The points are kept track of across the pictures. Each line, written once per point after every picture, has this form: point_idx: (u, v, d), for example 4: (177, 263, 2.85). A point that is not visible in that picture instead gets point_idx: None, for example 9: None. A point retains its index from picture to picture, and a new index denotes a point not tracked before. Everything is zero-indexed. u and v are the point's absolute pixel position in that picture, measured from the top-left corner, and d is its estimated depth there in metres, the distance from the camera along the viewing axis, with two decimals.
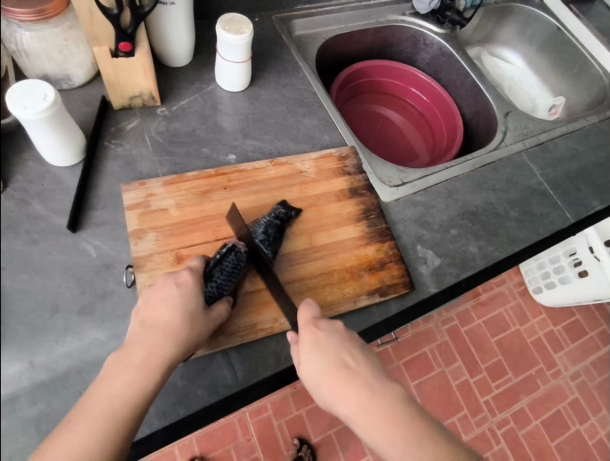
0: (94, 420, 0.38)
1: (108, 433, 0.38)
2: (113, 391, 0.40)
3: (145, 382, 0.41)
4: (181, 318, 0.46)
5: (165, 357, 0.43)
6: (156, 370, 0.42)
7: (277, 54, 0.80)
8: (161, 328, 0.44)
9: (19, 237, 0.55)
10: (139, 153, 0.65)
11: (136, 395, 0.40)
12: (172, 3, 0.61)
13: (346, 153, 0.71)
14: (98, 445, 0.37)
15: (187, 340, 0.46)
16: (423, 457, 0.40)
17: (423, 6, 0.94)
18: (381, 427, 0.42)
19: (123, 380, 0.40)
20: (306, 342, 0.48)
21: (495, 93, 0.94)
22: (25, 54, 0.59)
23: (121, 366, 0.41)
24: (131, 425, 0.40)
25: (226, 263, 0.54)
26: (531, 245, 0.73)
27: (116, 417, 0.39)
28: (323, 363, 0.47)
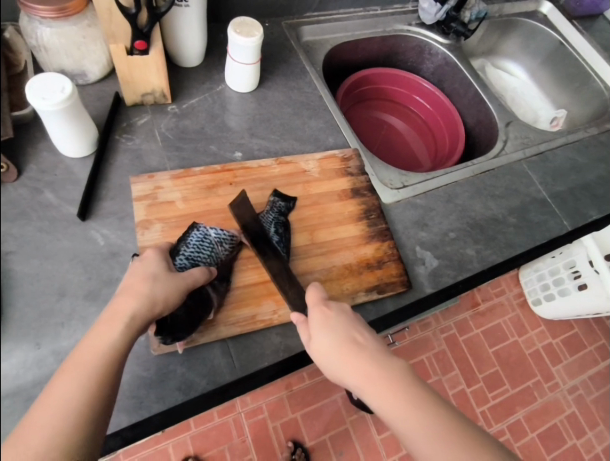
0: (67, 373, 0.39)
1: (83, 382, 0.39)
2: (83, 347, 0.41)
3: (112, 334, 0.42)
4: (143, 278, 0.47)
5: (129, 311, 0.44)
6: (119, 321, 0.43)
7: (285, 58, 0.83)
8: (126, 290, 0.46)
9: (30, 223, 0.58)
10: (148, 148, 0.67)
11: (106, 346, 0.41)
12: (187, 5, 0.64)
13: (349, 155, 0.73)
14: (79, 395, 0.38)
15: (153, 295, 0.46)
16: (425, 417, 0.42)
17: (429, 16, 0.97)
18: (388, 391, 0.44)
19: (93, 337, 0.42)
20: (317, 321, 0.50)
21: (497, 103, 0.96)
22: (44, 50, 0.62)
23: (107, 323, 0.43)
24: (107, 373, 0.40)
25: (191, 239, 0.57)
26: (528, 251, 0.75)
27: (90, 366, 0.40)
28: (333, 338, 0.48)
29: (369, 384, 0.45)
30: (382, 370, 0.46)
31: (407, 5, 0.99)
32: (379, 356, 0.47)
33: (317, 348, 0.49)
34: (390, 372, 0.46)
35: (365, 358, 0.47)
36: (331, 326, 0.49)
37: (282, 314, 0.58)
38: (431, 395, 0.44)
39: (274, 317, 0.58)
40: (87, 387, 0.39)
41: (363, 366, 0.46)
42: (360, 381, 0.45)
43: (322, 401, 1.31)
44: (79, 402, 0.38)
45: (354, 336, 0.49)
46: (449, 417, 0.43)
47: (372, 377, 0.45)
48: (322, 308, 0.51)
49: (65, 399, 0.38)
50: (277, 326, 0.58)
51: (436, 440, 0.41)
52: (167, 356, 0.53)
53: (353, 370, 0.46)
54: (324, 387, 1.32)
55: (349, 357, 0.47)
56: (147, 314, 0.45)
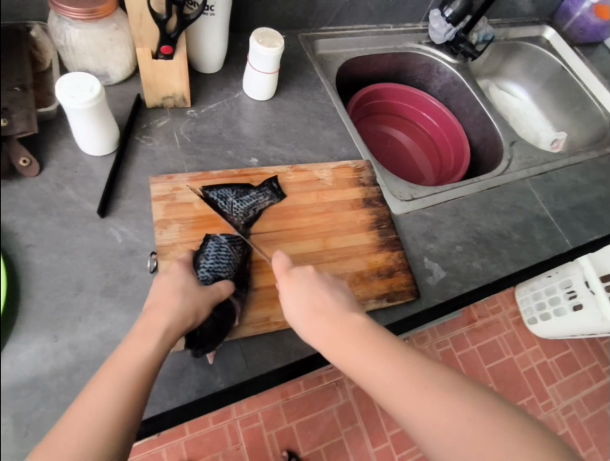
0: (102, 383, 0.39)
1: (118, 393, 0.39)
2: (118, 358, 0.41)
3: (147, 347, 0.43)
4: (172, 293, 0.49)
5: (162, 326, 0.45)
6: (156, 335, 0.44)
7: (301, 70, 0.85)
8: (156, 305, 0.48)
9: (50, 218, 0.58)
10: (166, 150, 0.68)
11: (140, 359, 0.42)
12: (212, 14, 0.66)
13: (362, 165, 0.75)
14: (115, 405, 0.38)
15: (183, 309, 0.48)
16: (379, 370, 0.45)
17: (439, 36, 1.00)
18: (345, 351, 0.47)
19: (128, 348, 0.43)
20: (282, 288, 0.53)
21: (502, 122, 0.99)
22: (71, 50, 0.63)
23: (143, 335, 0.44)
24: (141, 387, 0.41)
25: (207, 250, 0.58)
26: (531, 267, 0.76)
27: (127, 377, 0.40)
28: (296, 304, 0.52)
29: (330, 345, 0.48)
30: (343, 330, 0.48)
31: (419, 25, 1.03)
32: (340, 317, 0.50)
33: (288, 316, 0.52)
34: (347, 331, 0.48)
35: (327, 321, 0.49)
36: (296, 296, 0.52)
37: None
38: (388, 349, 0.46)
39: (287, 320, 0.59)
40: (121, 399, 0.39)
41: (326, 328, 0.49)
42: (323, 343, 0.49)
43: (318, 410, 1.30)
44: (111, 416, 0.38)
45: (318, 301, 0.51)
46: (405, 363, 0.45)
47: (331, 338, 0.48)
48: (287, 278, 0.54)
49: (98, 409, 0.37)
50: (290, 330, 0.59)
51: (393, 386, 0.44)
52: (181, 355, 0.54)
53: (316, 334, 0.49)
54: (320, 397, 1.32)
55: (313, 323, 0.50)
56: (178, 328, 0.46)
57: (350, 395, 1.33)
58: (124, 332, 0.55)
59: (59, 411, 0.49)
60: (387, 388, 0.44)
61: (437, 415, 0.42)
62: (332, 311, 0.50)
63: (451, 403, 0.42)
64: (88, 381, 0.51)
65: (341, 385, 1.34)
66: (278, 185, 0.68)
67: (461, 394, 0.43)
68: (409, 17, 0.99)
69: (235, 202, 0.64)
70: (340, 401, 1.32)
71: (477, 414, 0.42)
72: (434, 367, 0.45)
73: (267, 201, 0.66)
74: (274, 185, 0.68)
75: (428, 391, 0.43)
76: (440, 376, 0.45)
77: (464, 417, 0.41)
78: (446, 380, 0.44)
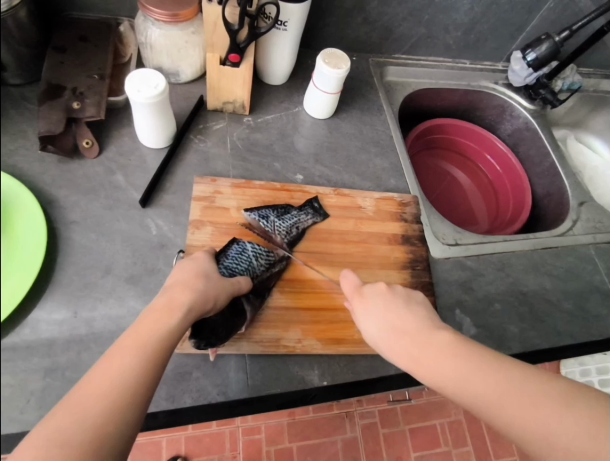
0: (126, 348, 0.37)
1: (141, 357, 0.37)
2: (141, 326, 0.39)
3: (172, 319, 0.41)
4: (195, 277, 0.48)
5: (186, 303, 0.44)
6: (179, 309, 0.43)
7: (365, 93, 0.84)
8: (179, 284, 0.46)
9: (98, 199, 0.62)
10: (217, 153, 0.70)
11: (162, 326, 0.40)
12: (285, 30, 0.68)
13: (408, 200, 0.71)
14: (134, 368, 0.36)
15: (206, 292, 0.47)
16: (477, 385, 0.40)
17: (518, 79, 0.94)
18: (436, 366, 0.43)
19: (152, 316, 0.41)
20: (358, 306, 0.52)
21: (573, 178, 0.91)
22: (150, 47, 0.67)
23: (167, 305, 0.43)
24: (161, 355, 0.38)
25: (231, 251, 0.58)
26: (578, 344, 0.68)
27: (150, 343, 0.38)
28: (378, 319, 0.50)
29: (417, 361, 0.44)
30: (426, 346, 0.45)
31: (498, 64, 0.98)
32: (422, 331, 0.47)
33: (369, 336, 0.50)
34: (432, 345, 0.45)
35: (410, 338, 0.46)
36: (372, 312, 0.50)
37: (306, 344, 0.57)
38: (482, 363, 0.42)
39: (297, 345, 0.57)
40: (144, 364, 0.36)
41: (408, 344, 0.46)
42: (410, 362, 0.45)
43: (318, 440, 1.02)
44: (132, 378, 0.35)
45: (396, 319, 0.49)
46: (507, 374, 0.41)
47: (420, 353, 0.45)
48: (361, 298, 0.53)
49: (116, 371, 0.35)
50: (297, 355, 0.57)
51: (497, 401, 0.39)
52: (186, 357, 0.54)
53: (404, 349, 0.46)
54: None
55: (396, 340, 0.47)
56: (199, 306, 0.45)
57: None
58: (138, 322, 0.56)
59: (63, 385, 0.50)
60: (491, 404, 0.39)
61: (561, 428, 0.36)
62: (414, 327, 0.48)
63: (569, 414, 0.37)
64: (95, 362, 0.52)
65: (351, 417, 1.06)
66: (319, 205, 0.67)
67: (577, 405, 0.38)
68: (489, 55, 0.95)
69: (278, 221, 0.63)
70: (345, 434, 1.04)
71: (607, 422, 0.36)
72: (539, 380, 0.40)
73: (311, 223, 0.65)
74: (315, 204, 0.67)
75: (537, 406, 0.38)
76: (548, 387, 0.39)
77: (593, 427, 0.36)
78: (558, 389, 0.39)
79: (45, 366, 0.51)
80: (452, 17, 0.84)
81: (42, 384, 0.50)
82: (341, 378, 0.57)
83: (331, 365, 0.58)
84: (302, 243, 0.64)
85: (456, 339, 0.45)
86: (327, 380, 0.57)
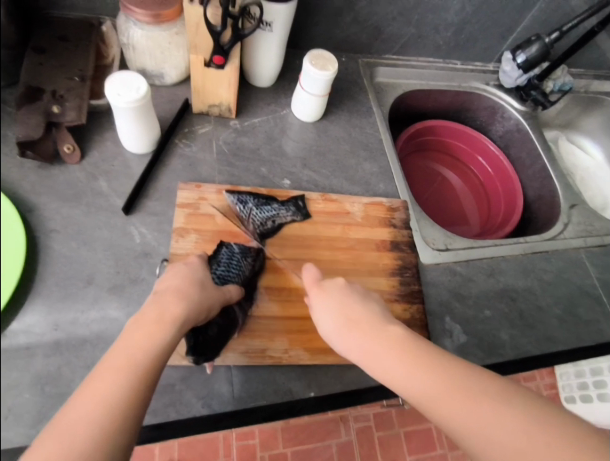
0: (115, 369, 0.36)
1: (130, 380, 0.36)
2: (130, 343, 0.39)
3: (163, 334, 0.41)
4: (188, 284, 0.47)
5: (179, 315, 0.43)
6: (171, 322, 0.42)
7: (354, 96, 0.83)
8: (172, 292, 0.45)
9: (79, 207, 0.61)
10: (202, 158, 0.68)
11: (153, 343, 0.40)
12: (270, 31, 0.66)
13: (397, 205, 0.70)
14: (123, 388, 0.36)
15: (200, 301, 0.46)
16: (417, 379, 0.42)
17: (509, 80, 0.93)
18: (384, 361, 0.45)
19: (141, 332, 0.40)
20: (316, 299, 0.53)
21: (564, 181, 0.91)
22: (132, 48, 0.65)
23: (158, 318, 0.42)
24: (150, 373, 0.38)
25: (220, 257, 0.58)
26: (568, 350, 0.68)
27: (139, 361, 0.38)
28: (334, 314, 0.51)
29: (368, 355, 0.46)
30: (379, 340, 0.47)
31: (489, 65, 0.97)
32: (373, 327, 0.49)
33: (323, 328, 0.51)
34: (382, 340, 0.47)
35: (364, 332, 0.48)
36: (329, 305, 0.51)
37: (293, 354, 0.56)
38: (425, 358, 0.44)
39: (283, 356, 0.56)
40: (133, 388, 0.36)
41: (363, 337, 0.48)
42: (361, 355, 0.47)
43: (314, 444, 1.14)
44: (120, 398, 0.35)
45: (351, 312, 0.50)
46: (449, 369, 0.43)
47: (371, 347, 0.47)
48: (319, 290, 0.53)
49: (105, 391, 0.35)
50: (284, 366, 0.56)
51: (434, 395, 0.41)
52: (170, 369, 0.53)
53: (355, 343, 0.48)
54: None
55: (349, 334, 0.49)
56: (192, 318, 0.45)
57: (352, 434, 1.18)
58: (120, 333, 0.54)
59: (42, 400, 0.49)
60: (431, 396, 0.41)
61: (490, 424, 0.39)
62: (367, 322, 0.49)
63: (500, 408, 0.39)
64: (75, 375, 0.51)
65: (346, 422, 1.18)
66: (304, 203, 0.66)
67: (504, 400, 0.40)
68: (480, 55, 0.94)
69: (255, 209, 0.64)
70: (340, 438, 1.15)
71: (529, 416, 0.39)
72: (472, 376, 0.42)
73: (291, 218, 0.65)
74: (299, 203, 0.66)
75: (468, 400, 0.40)
76: (482, 382, 0.42)
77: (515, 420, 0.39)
78: (493, 385, 0.41)
79: None
80: (442, 17, 0.83)
81: None
82: (328, 389, 0.56)
83: (318, 376, 0.57)
84: (288, 250, 0.63)
85: (404, 336, 0.47)
86: (314, 391, 0.56)
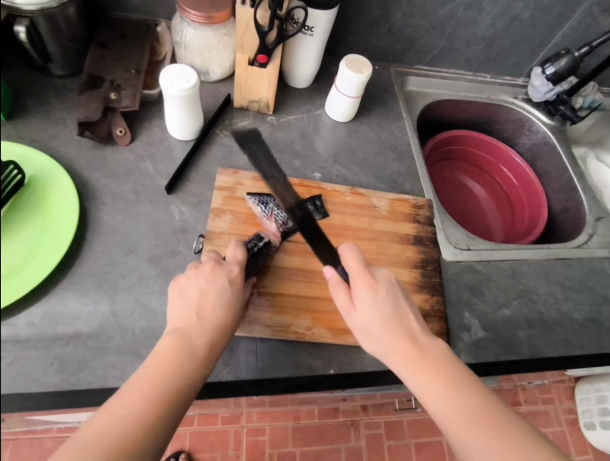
0: (163, 399, 0.41)
1: (161, 408, 0.40)
2: (177, 376, 0.43)
3: (189, 364, 0.44)
4: (230, 317, 0.49)
5: (207, 345, 0.46)
6: (199, 354, 0.45)
7: (385, 100, 0.87)
8: (216, 324, 0.48)
9: (126, 184, 0.66)
10: (240, 148, 0.73)
11: (179, 373, 0.43)
12: (311, 35, 0.71)
13: (422, 203, 0.73)
14: (148, 413, 0.39)
15: (226, 326, 0.49)
16: (454, 401, 0.45)
17: (538, 94, 0.95)
18: (423, 374, 0.47)
19: (171, 359, 0.43)
20: (365, 293, 0.51)
21: (590, 194, 0.91)
22: (184, 46, 0.72)
23: (188, 347, 0.45)
24: (175, 401, 0.41)
25: (260, 256, 0.60)
26: (588, 356, 0.68)
27: (165, 388, 0.41)
28: (383, 315, 0.50)
29: (408, 364, 0.48)
30: (421, 351, 0.48)
31: (518, 80, 0.99)
32: (418, 339, 0.50)
33: (363, 323, 0.50)
34: (424, 354, 0.48)
35: (408, 339, 0.49)
36: (378, 303, 0.51)
37: (315, 331, 0.59)
38: (462, 382, 0.46)
39: (306, 332, 0.58)
40: (173, 419, 0.41)
41: (404, 346, 0.49)
42: (401, 361, 0.48)
43: (325, 446, 1.20)
44: (145, 422, 0.39)
45: (400, 316, 0.51)
46: (484, 396, 0.45)
47: (412, 358, 0.48)
48: (370, 282, 0.52)
49: (132, 412, 0.39)
50: (306, 342, 0.59)
51: (465, 421, 0.43)
52: None
53: (397, 350, 0.49)
54: (330, 432, 1.22)
55: (394, 338, 0.49)
56: (219, 347, 0.47)
57: (362, 440, 1.22)
58: (156, 299, 0.58)
59: (83, 352, 0.53)
60: (459, 419, 0.44)
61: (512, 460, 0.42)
62: (411, 332, 0.50)
63: (515, 443, 0.42)
64: (113, 333, 0.55)
65: (356, 426, 1.23)
66: (322, 203, 0.69)
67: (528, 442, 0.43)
68: (509, 70, 0.97)
69: (276, 209, 0.64)
70: (350, 443, 1.21)
71: None
72: (504, 412, 0.45)
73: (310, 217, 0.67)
74: (318, 203, 0.68)
75: (498, 433, 0.43)
76: (511, 421, 0.44)
77: None
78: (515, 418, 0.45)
79: (67, 333, 0.54)
80: (474, 31, 0.87)
81: (65, 350, 0.53)
82: (347, 368, 0.58)
83: (339, 356, 0.59)
84: None
85: (444, 355, 0.49)
86: (333, 369, 0.58)
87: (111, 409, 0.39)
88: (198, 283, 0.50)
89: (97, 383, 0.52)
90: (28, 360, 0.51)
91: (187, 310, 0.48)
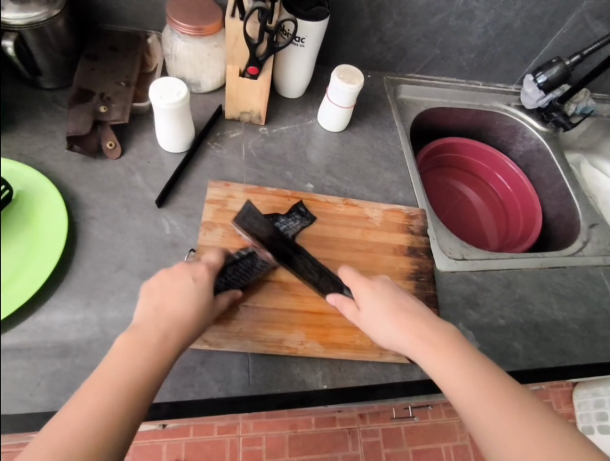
0: (113, 397, 0.39)
1: (116, 403, 0.39)
2: (131, 369, 0.41)
3: (142, 358, 0.42)
4: (192, 312, 0.48)
5: (161, 336, 0.44)
6: (153, 347, 0.43)
7: (378, 109, 0.87)
8: (174, 318, 0.46)
9: (116, 198, 0.65)
10: (232, 159, 0.73)
11: (133, 367, 0.41)
12: (302, 46, 0.71)
13: (415, 213, 0.73)
14: (101, 409, 0.38)
15: (184, 319, 0.47)
16: (468, 376, 0.46)
17: (531, 101, 0.95)
18: (433, 354, 0.48)
19: (123, 354, 0.42)
20: (365, 291, 0.54)
21: (584, 200, 0.91)
22: (174, 58, 0.72)
23: (140, 341, 0.43)
24: (131, 394, 0.40)
25: (241, 264, 0.60)
26: (584, 366, 0.67)
27: (118, 383, 0.40)
28: (384, 306, 0.53)
29: (419, 345, 0.49)
30: (430, 336, 0.50)
31: (511, 87, 0.99)
32: (424, 322, 0.51)
33: (368, 318, 0.53)
34: (435, 335, 0.50)
35: (415, 323, 0.51)
36: (379, 297, 0.54)
37: (308, 346, 0.58)
38: (471, 359, 0.47)
39: (299, 347, 0.58)
40: (132, 411, 0.39)
41: (412, 327, 0.51)
42: (411, 344, 0.50)
43: (322, 454, 1.19)
44: (99, 418, 0.37)
45: (402, 305, 0.53)
46: (495, 374, 0.46)
47: (421, 338, 0.50)
48: (369, 281, 0.56)
49: (83, 410, 0.37)
50: (299, 357, 0.58)
51: (478, 396, 0.44)
52: (191, 352, 0.56)
53: (405, 332, 0.50)
54: (328, 440, 1.20)
55: (400, 322, 0.51)
56: (179, 339, 0.45)
57: (359, 448, 1.21)
58: None
59: (71, 372, 0.52)
60: (471, 392, 0.44)
61: (528, 440, 0.41)
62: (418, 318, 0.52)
63: (527, 413, 0.43)
64: (102, 351, 0.54)
65: (353, 434, 1.22)
66: (305, 209, 0.68)
67: (532, 410, 0.43)
68: (502, 77, 0.97)
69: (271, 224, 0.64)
70: (347, 451, 1.20)
71: (553, 429, 0.42)
72: (512, 384, 0.45)
73: (299, 227, 0.67)
74: (301, 209, 0.68)
75: (509, 406, 0.43)
76: (520, 392, 0.45)
77: (543, 430, 0.42)
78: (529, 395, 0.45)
79: (55, 351, 0.53)
80: (465, 40, 0.87)
81: (53, 370, 0.52)
82: (341, 383, 0.58)
83: (332, 370, 0.58)
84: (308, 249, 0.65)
85: (453, 336, 0.50)
86: (327, 384, 0.57)
87: (63, 414, 0.37)
88: (160, 281, 0.49)
89: None
90: (15, 380, 0.50)
91: (147, 307, 0.47)
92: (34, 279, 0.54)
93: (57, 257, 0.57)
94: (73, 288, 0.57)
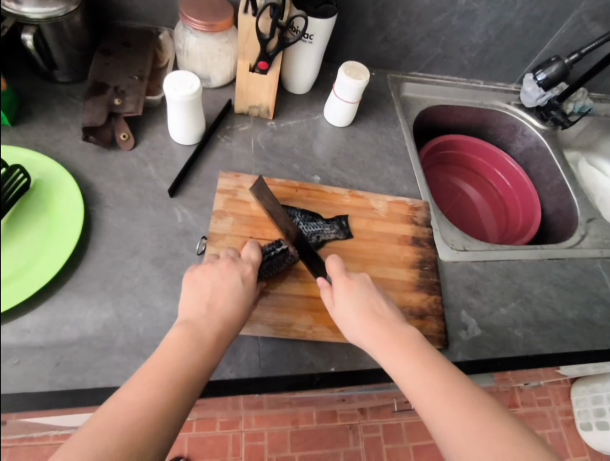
0: (172, 386, 0.42)
1: (170, 394, 0.41)
2: (186, 363, 0.44)
3: (196, 354, 0.45)
4: (239, 312, 0.51)
5: (212, 334, 0.47)
6: (205, 344, 0.46)
7: (382, 106, 0.89)
8: (224, 318, 0.49)
9: (130, 187, 0.67)
10: (241, 152, 0.75)
11: (187, 361, 0.44)
12: (310, 42, 0.74)
13: (419, 205, 0.75)
14: (157, 399, 0.40)
15: (230, 317, 0.50)
16: (428, 380, 0.47)
17: (530, 100, 0.98)
18: (397, 358, 0.49)
19: (179, 349, 0.45)
20: (339, 288, 0.55)
21: (582, 196, 0.93)
22: (186, 53, 0.74)
23: (194, 337, 0.46)
24: (185, 388, 0.43)
25: (275, 258, 0.61)
26: (582, 353, 0.70)
27: (173, 375, 0.43)
28: (357, 306, 0.54)
29: (383, 347, 0.50)
30: (398, 341, 0.51)
31: (511, 86, 1.02)
32: (393, 326, 0.52)
33: (341, 316, 0.54)
34: (403, 340, 0.51)
35: (382, 325, 0.52)
36: (353, 295, 0.54)
37: (316, 331, 0.60)
38: (435, 365, 0.48)
39: (307, 331, 0.60)
40: (184, 404, 0.42)
41: (380, 331, 0.52)
42: (377, 344, 0.51)
43: (323, 450, 1.20)
44: (154, 407, 0.40)
45: (376, 306, 0.54)
46: (457, 382, 0.47)
47: (387, 341, 0.51)
48: (345, 279, 0.56)
49: (139, 397, 0.40)
50: (307, 341, 0.60)
51: (436, 402, 0.45)
52: None
53: (372, 335, 0.52)
54: (329, 436, 1.22)
55: (370, 324, 0.52)
56: (227, 337, 0.49)
57: (360, 444, 1.22)
58: (160, 300, 0.59)
59: (89, 353, 0.54)
60: (428, 397, 0.45)
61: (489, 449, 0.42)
62: (389, 323, 0.53)
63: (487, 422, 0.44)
64: (118, 333, 0.56)
65: (354, 430, 1.23)
66: (346, 224, 0.70)
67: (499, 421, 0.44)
68: (502, 76, 0.99)
69: (302, 225, 0.67)
70: (348, 447, 1.21)
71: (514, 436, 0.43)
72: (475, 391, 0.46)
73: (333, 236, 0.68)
74: (342, 223, 0.70)
75: (467, 410, 0.44)
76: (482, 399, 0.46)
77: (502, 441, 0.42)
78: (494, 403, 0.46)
79: (73, 333, 0.55)
80: (467, 39, 0.89)
81: (71, 351, 0.54)
82: (348, 366, 0.60)
83: (339, 354, 0.60)
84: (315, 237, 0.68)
85: (421, 341, 0.51)
86: (334, 367, 0.59)
87: (125, 395, 0.40)
88: (212, 278, 0.52)
89: (102, 382, 0.53)
90: (36, 360, 0.52)
91: (199, 303, 0.50)
92: (51, 263, 0.56)
93: (73, 243, 0.59)
94: (90, 273, 0.59)
